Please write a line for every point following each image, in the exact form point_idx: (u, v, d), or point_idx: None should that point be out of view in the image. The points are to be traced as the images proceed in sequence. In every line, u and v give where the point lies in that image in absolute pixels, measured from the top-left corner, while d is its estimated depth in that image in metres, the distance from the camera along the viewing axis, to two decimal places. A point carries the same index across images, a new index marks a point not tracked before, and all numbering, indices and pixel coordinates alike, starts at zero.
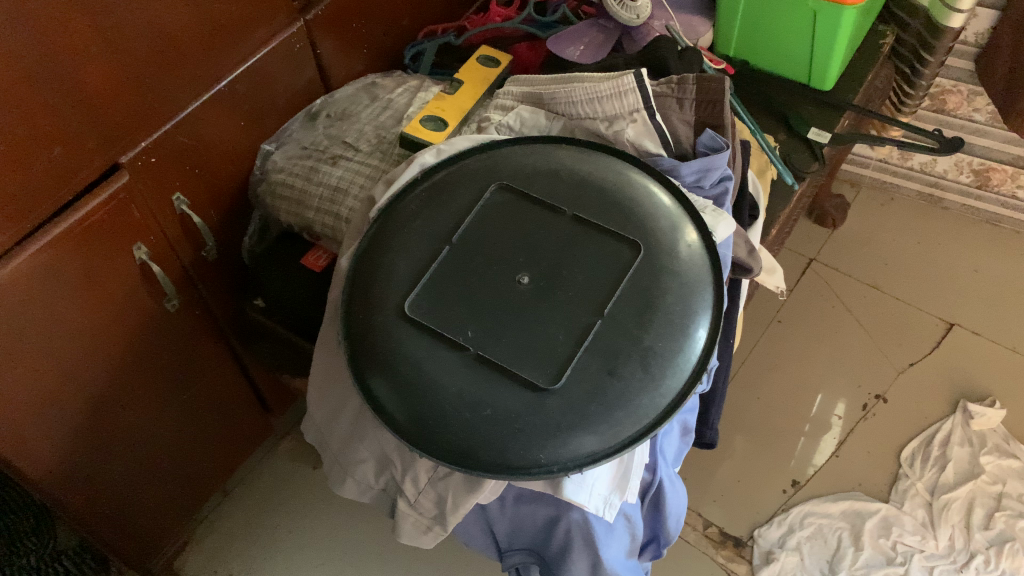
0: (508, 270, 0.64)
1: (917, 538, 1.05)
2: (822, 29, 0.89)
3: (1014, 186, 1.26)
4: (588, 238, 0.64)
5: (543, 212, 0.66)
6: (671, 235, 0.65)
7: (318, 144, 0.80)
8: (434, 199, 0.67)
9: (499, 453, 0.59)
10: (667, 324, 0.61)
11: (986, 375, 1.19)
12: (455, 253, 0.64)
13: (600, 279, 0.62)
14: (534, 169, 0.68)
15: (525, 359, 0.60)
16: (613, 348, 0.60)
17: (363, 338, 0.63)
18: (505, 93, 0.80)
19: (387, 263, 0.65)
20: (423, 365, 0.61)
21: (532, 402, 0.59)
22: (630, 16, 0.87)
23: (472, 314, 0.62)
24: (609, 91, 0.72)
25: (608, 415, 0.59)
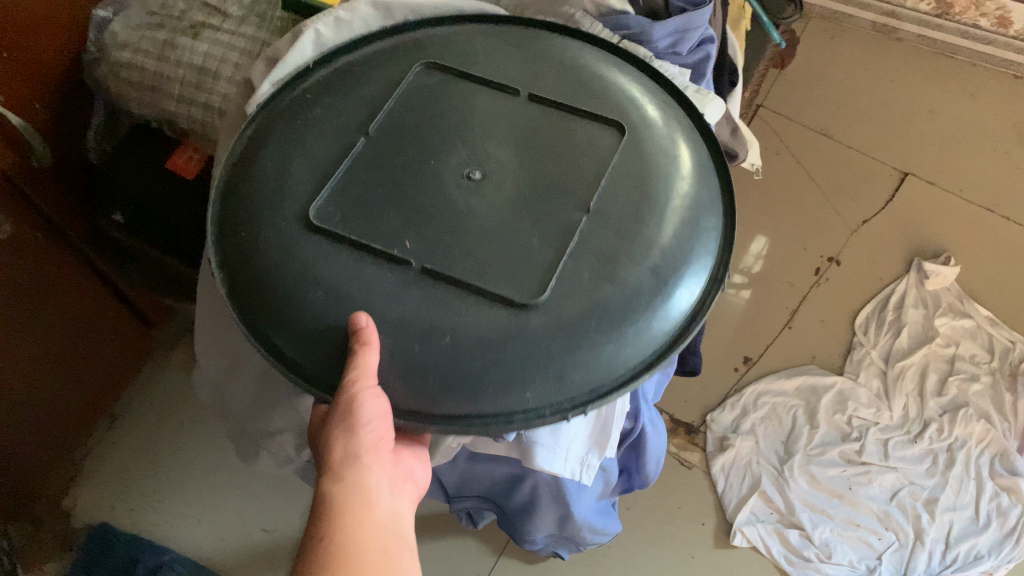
0: (450, 163, 0.45)
1: (872, 410, 1.00)
2: None
3: (978, 13, 1.25)
4: (553, 122, 0.47)
5: (489, 91, 0.48)
6: (659, 114, 0.49)
7: (169, 8, 0.58)
8: (333, 83, 0.48)
9: (462, 404, 0.40)
10: (669, 218, 0.44)
11: (942, 229, 1.12)
12: (375, 144, 0.46)
13: (579, 166, 0.45)
14: (470, 46, 0.50)
15: (494, 269, 0.41)
16: (608, 248, 0.42)
17: (252, 263, 0.43)
18: None
19: (277, 156, 0.45)
20: (344, 288, 0.41)
21: (509, 327, 0.40)
22: None
23: (408, 216, 0.43)
24: None
25: (615, 338, 0.41)
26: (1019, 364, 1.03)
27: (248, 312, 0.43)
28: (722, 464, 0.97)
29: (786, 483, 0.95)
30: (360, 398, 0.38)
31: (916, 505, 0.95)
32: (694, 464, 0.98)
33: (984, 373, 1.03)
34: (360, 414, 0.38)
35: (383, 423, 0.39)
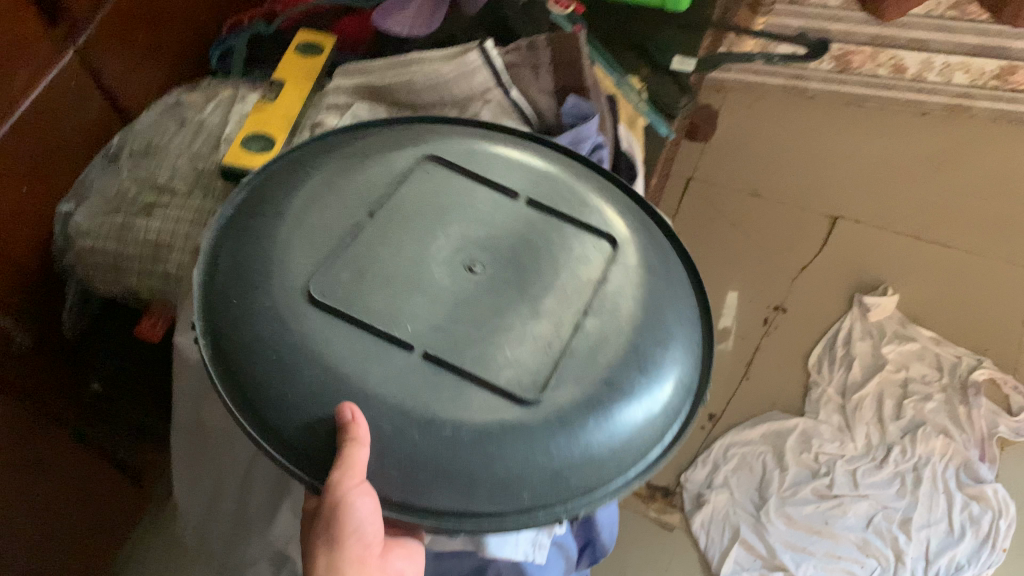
0: (451, 254, 0.47)
1: (836, 444, 1.06)
2: None
3: (875, 64, 1.26)
4: (550, 221, 0.50)
5: (485, 188, 0.51)
6: (644, 230, 0.53)
7: (124, 193, 0.65)
8: (338, 161, 0.51)
9: (459, 499, 0.42)
10: (657, 327, 0.48)
11: (880, 264, 1.20)
12: (377, 230, 0.47)
13: (576, 271, 0.48)
14: (470, 142, 0.54)
15: (499, 363, 0.44)
16: (603, 351, 0.46)
17: (247, 338, 0.44)
18: (335, 89, 0.69)
19: (281, 228, 0.47)
20: (345, 364, 0.42)
21: (512, 422, 0.42)
22: None
23: (406, 302, 0.45)
24: (453, 74, 0.64)
25: (607, 445, 0.45)
26: (967, 376, 1.10)
27: (242, 389, 0.44)
28: (701, 520, 1.02)
29: (764, 528, 1.00)
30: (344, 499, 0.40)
31: (892, 527, 1.00)
32: (675, 525, 1.03)
33: (936, 390, 1.10)
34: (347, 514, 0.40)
35: (367, 525, 0.41)
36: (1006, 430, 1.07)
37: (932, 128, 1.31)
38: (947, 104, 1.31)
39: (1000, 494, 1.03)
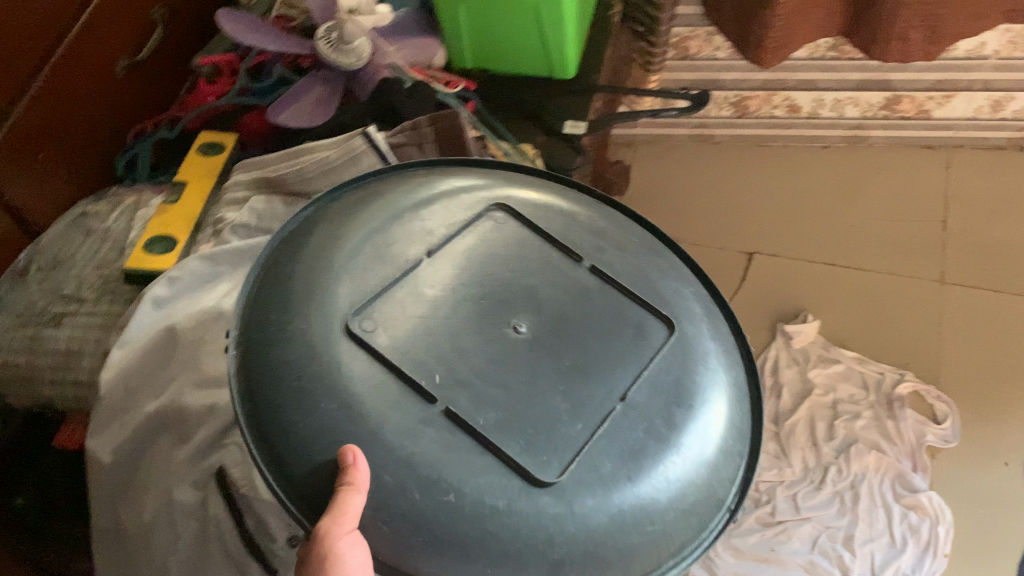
0: (500, 315, 0.51)
1: (775, 471, 1.09)
2: (543, 18, 0.86)
3: (770, 107, 1.37)
4: (603, 296, 0.54)
5: (557, 250, 0.56)
6: (710, 323, 0.57)
7: (33, 308, 0.67)
8: (403, 197, 0.56)
9: (444, 566, 0.44)
10: (703, 430, 0.51)
11: (796, 294, 1.26)
12: (433, 280, 0.52)
13: (624, 353, 0.51)
14: (542, 203, 0.58)
15: (533, 438, 0.46)
16: (636, 447, 0.48)
17: (275, 357, 0.48)
18: (234, 184, 0.72)
19: (338, 248, 0.52)
20: (360, 408, 0.45)
21: (521, 499, 0.44)
22: (350, 60, 0.80)
23: (439, 356, 0.49)
24: (342, 159, 0.68)
25: (617, 552, 0.46)
26: (892, 391, 1.14)
27: (257, 408, 0.47)
28: None
29: (713, 562, 1.02)
30: (330, 552, 0.41)
31: (836, 546, 1.02)
32: None
33: (865, 409, 1.13)
34: (342, 562, 0.41)
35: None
36: (934, 439, 1.11)
37: (835, 161, 1.42)
38: (844, 137, 1.43)
39: (935, 501, 1.05)
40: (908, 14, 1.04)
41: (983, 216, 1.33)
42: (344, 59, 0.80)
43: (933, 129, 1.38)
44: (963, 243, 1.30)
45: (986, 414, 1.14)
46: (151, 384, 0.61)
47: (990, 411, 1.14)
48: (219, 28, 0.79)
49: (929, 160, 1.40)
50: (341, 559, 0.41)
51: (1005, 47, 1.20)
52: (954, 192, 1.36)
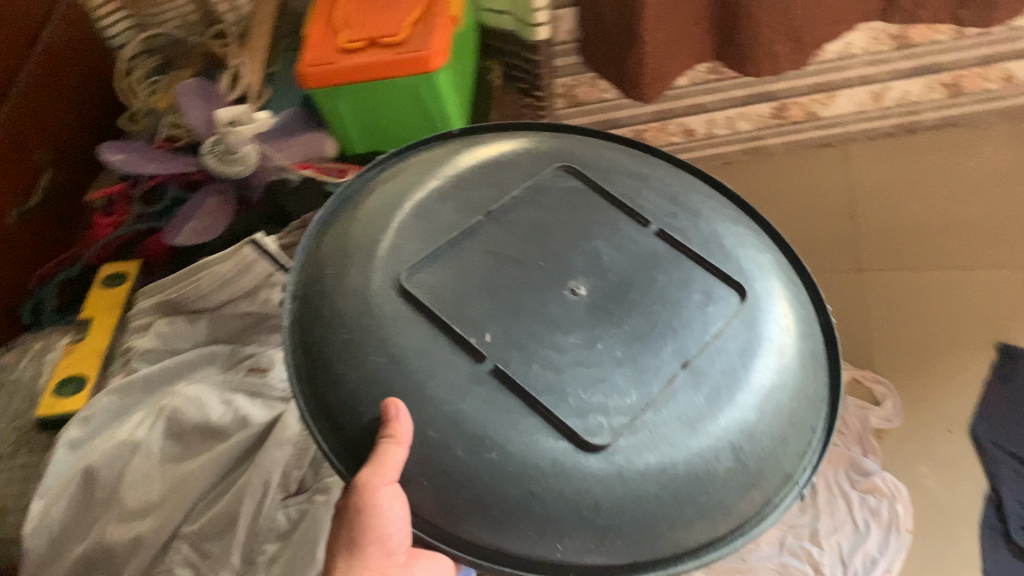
0: (563, 279, 0.60)
1: None
2: (425, 98, 0.91)
3: (666, 135, 1.44)
4: (670, 258, 0.63)
5: (625, 216, 0.65)
6: (785, 290, 0.65)
7: None
8: (470, 171, 0.66)
9: (490, 523, 0.52)
10: (765, 397, 0.57)
11: None
12: (490, 244, 0.62)
13: (678, 308, 0.60)
14: (613, 173, 0.68)
15: (591, 403, 0.54)
16: (698, 415, 0.55)
17: (335, 306, 0.58)
18: (137, 312, 0.73)
19: (400, 208, 0.63)
20: (407, 358, 0.54)
21: (575, 457, 0.52)
22: (238, 167, 0.83)
23: (495, 315, 0.57)
24: (235, 271, 0.69)
25: (673, 519, 0.53)
26: None
27: (314, 349, 0.58)
28: None
29: None
30: (370, 500, 0.51)
31: (803, 544, 1.09)
32: None
33: None
34: (382, 507, 0.51)
35: (387, 525, 0.52)
36: (878, 421, 1.21)
37: (741, 175, 1.53)
38: (744, 149, 1.52)
39: (890, 481, 1.14)
40: (767, 32, 1.10)
41: (886, 203, 1.46)
42: (231, 168, 0.83)
43: (824, 129, 1.49)
44: (875, 230, 1.43)
45: (917, 391, 1.25)
46: (77, 529, 0.61)
47: (923, 382, 1.25)
48: (105, 162, 0.82)
49: (824, 162, 1.52)
50: (380, 504, 0.51)
51: (869, 43, 1.29)
52: (857, 185, 1.49)
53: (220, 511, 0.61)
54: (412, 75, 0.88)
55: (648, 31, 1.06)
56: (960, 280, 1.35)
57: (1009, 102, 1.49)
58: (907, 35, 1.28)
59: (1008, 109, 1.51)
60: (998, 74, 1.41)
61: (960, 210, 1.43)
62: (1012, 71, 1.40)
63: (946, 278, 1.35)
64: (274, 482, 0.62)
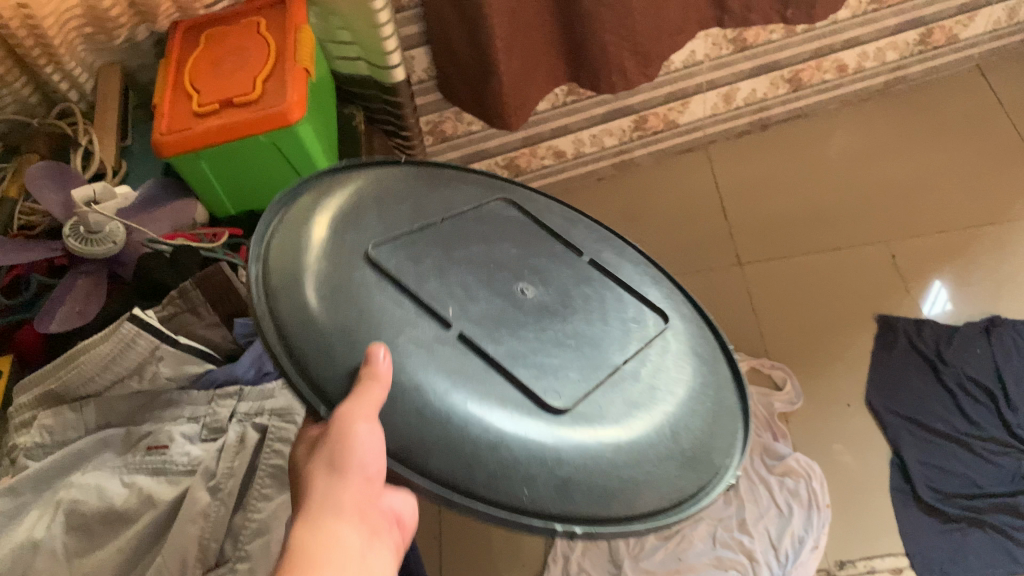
0: (514, 275, 0.62)
1: None
2: (288, 151, 0.91)
3: (538, 159, 1.47)
4: (604, 275, 0.66)
5: (562, 244, 0.68)
6: (702, 323, 0.70)
7: None
8: (423, 176, 0.68)
9: (453, 466, 0.49)
10: (694, 394, 0.61)
11: None
12: (438, 233, 0.62)
13: (616, 306, 0.64)
14: (547, 208, 0.72)
15: (549, 377, 0.55)
16: (642, 399, 0.57)
17: (298, 252, 0.55)
18: (16, 408, 0.68)
19: (357, 192, 0.62)
20: (383, 313, 0.53)
21: (536, 423, 0.52)
22: (108, 246, 0.80)
23: (458, 294, 0.57)
24: (117, 349, 0.66)
25: (619, 486, 0.52)
26: None
27: (274, 286, 0.53)
28: None
29: None
30: (340, 432, 0.46)
31: (734, 534, 1.13)
32: None
33: None
34: (353, 440, 0.46)
35: (363, 457, 0.46)
36: (782, 406, 1.26)
37: (614, 188, 1.58)
38: (613, 164, 1.57)
39: (802, 460, 1.18)
40: (614, 49, 1.14)
41: (754, 196, 1.53)
42: (101, 247, 0.79)
43: (685, 135, 1.56)
44: (747, 224, 1.50)
45: (811, 367, 1.31)
46: None
47: (814, 365, 1.31)
48: None
49: (689, 166, 1.59)
50: (352, 436, 0.46)
51: (711, 49, 1.37)
52: (723, 184, 1.56)
53: None
54: (272, 131, 0.87)
55: (502, 61, 1.08)
56: (831, 260, 1.43)
57: (845, 89, 1.60)
58: (743, 38, 1.37)
59: (847, 95, 1.62)
60: (831, 65, 1.51)
61: (820, 194, 1.52)
62: (842, 61, 1.51)
63: (818, 260, 1.43)
64: (190, 558, 0.59)
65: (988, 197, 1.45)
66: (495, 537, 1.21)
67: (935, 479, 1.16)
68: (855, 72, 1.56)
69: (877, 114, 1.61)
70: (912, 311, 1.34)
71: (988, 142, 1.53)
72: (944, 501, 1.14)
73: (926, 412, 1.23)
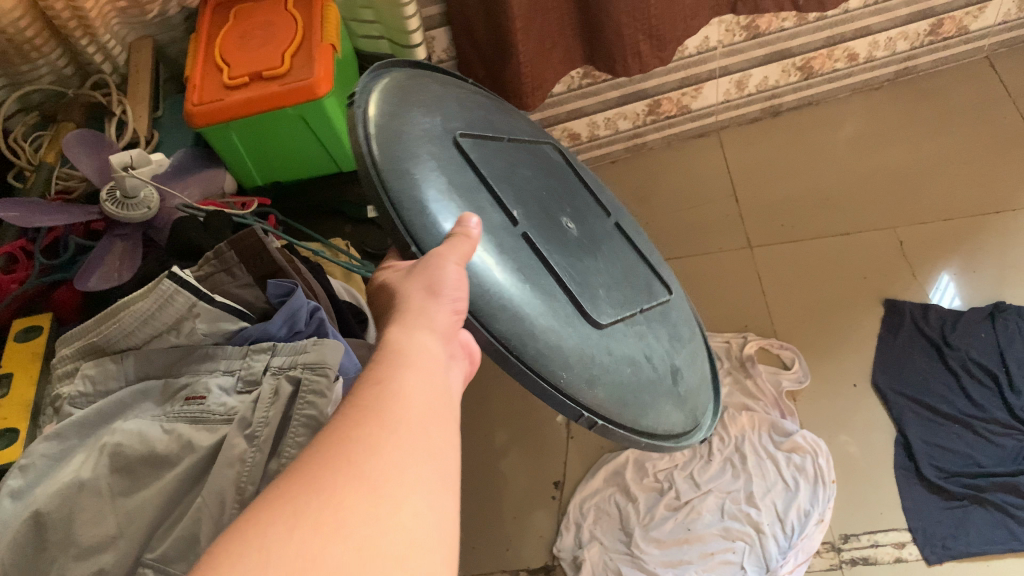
0: (558, 208, 0.75)
1: (667, 458, 1.23)
2: (315, 124, 0.94)
3: None
4: (619, 241, 0.81)
5: (590, 205, 0.82)
6: (688, 309, 0.84)
7: None
8: (488, 106, 0.80)
9: (513, 331, 0.59)
10: (684, 357, 0.74)
11: None
12: (499, 148, 0.74)
13: (630, 266, 0.78)
14: (577, 174, 0.86)
15: (589, 293, 0.67)
16: (652, 339, 0.70)
17: (399, 117, 0.66)
18: (61, 359, 0.71)
19: (442, 95, 0.74)
20: (463, 188, 0.64)
21: (579, 323, 0.63)
22: (142, 211, 0.83)
23: (518, 202, 0.70)
24: (156, 304, 0.67)
25: (631, 401, 0.64)
26: (741, 353, 1.33)
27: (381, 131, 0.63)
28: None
29: (640, 559, 1.13)
30: (433, 263, 0.55)
31: (741, 507, 1.16)
32: None
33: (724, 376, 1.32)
34: (443, 273, 0.54)
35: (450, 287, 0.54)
36: (790, 383, 1.29)
37: (626, 171, 1.62)
38: (626, 147, 1.61)
39: (808, 437, 1.21)
40: (630, 33, 1.17)
41: (763, 175, 1.57)
42: (137, 213, 0.83)
43: (697, 120, 1.59)
44: (755, 208, 1.52)
45: (816, 346, 1.34)
46: None
47: (820, 344, 1.34)
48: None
49: (701, 150, 1.62)
50: (442, 270, 0.54)
51: (724, 35, 1.39)
52: (733, 167, 1.58)
53: (177, 535, 0.58)
54: (300, 104, 0.90)
55: (521, 42, 1.11)
56: (840, 243, 1.46)
57: (856, 78, 1.62)
58: (756, 25, 1.39)
59: (857, 84, 1.64)
60: (842, 53, 1.54)
61: (830, 180, 1.54)
62: (853, 50, 1.53)
63: (825, 244, 1.46)
64: (228, 499, 0.59)
65: (995, 185, 1.47)
66: (506, 503, 1.25)
67: (937, 458, 1.19)
68: (866, 61, 1.58)
69: (888, 103, 1.63)
70: (917, 295, 1.37)
71: (995, 131, 1.54)
72: (946, 479, 1.16)
73: (930, 393, 1.26)
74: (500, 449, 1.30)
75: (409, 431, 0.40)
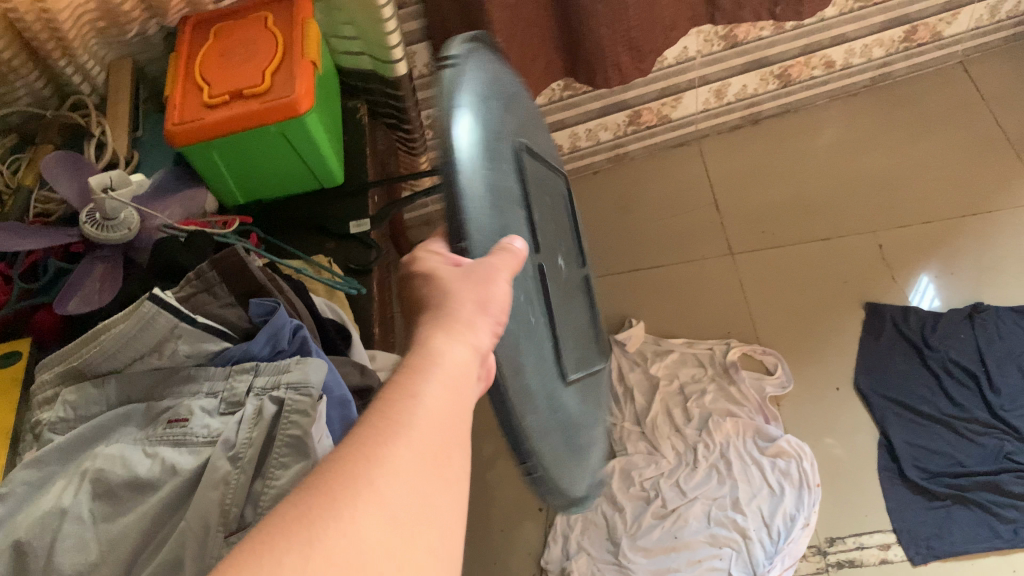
0: (556, 248, 0.73)
1: (653, 466, 1.23)
2: (296, 140, 0.94)
3: None
4: (582, 299, 0.81)
5: (574, 257, 0.82)
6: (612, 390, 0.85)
7: None
8: (542, 126, 0.78)
9: (513, 358, 0.53)
10: (607, 433, 0.74)
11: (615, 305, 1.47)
12: (540, 169, 0.72)
13: (584, 324, 0.78)
14: (573, 226, 0.86)
15: (559, 338, 0.66)
16: (589, 404, 0.70)
17: (490, 92, 0.62)
18: (41, 385, 0.71)
19: (518, 95, 0.71)
20: (515, 196, 0.61)
21: (549, 367, 0.61)
22: (122, 232, 0.83)
23: (541, 230, 0.67)
24: (137, 328, 0.67)
25: (568, 459, 0.61)
26: (724, 359, 1.34)
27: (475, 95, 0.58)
28: None
29: (629, 569, 1.13)
30: (480, 274, 0.49)
31: (727, 513, 1.16)
32: None
33: (708, 382, 1.32)
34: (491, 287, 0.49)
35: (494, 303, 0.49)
36: (773, 389, 1.30)
37: (608, 181, 1.63)
38: (608, 157, 1.62)
39: (793, 442, 1.22)
40: (609, 44, 1.18)
41: (745, 183, 1.58)
42: (117, 235, 0.83)
43: (678, 129, 1.60)
44: (737, 216, 1.53)
45: (799, 351, 1.35)
46: None
47: (804, 349, 1.35)
48: None
49: (682, 159, 1.63)
50: (492, 286, 0.49)
51: (703, 45, 1.41)
52: (716, 177, 1.59)
53: (161, 559, 0.57)
54: (281, 121, 0.90)
55: (501, 56, 1.11)
56: (821, 249, 1.47)
57: (834, 85, 1.64)
58: (734, 34, 1.41)
59: (835, 91, 1.66)
60: (819, 60, 1.55)
61: (811, 187, 1.55)
62: (830, 57, 1.55)
63: (806, 250, 1.47)
64: (212, 522, 0.58)
65: (973, 189, 1.49)
66: (494, 515, 1.25)
67: (921, 460, 1.20)
68: (843, 68, 1.60)
69: (866, 109, 1.65)
70: (898, 298, 1.38)
71: (970, 135, 1.56)
72: (930, 479, 1.17)
73: (912, 394, 1.27)
74: (488, 461, 1.31)
75: (421, 462, 0.37)
